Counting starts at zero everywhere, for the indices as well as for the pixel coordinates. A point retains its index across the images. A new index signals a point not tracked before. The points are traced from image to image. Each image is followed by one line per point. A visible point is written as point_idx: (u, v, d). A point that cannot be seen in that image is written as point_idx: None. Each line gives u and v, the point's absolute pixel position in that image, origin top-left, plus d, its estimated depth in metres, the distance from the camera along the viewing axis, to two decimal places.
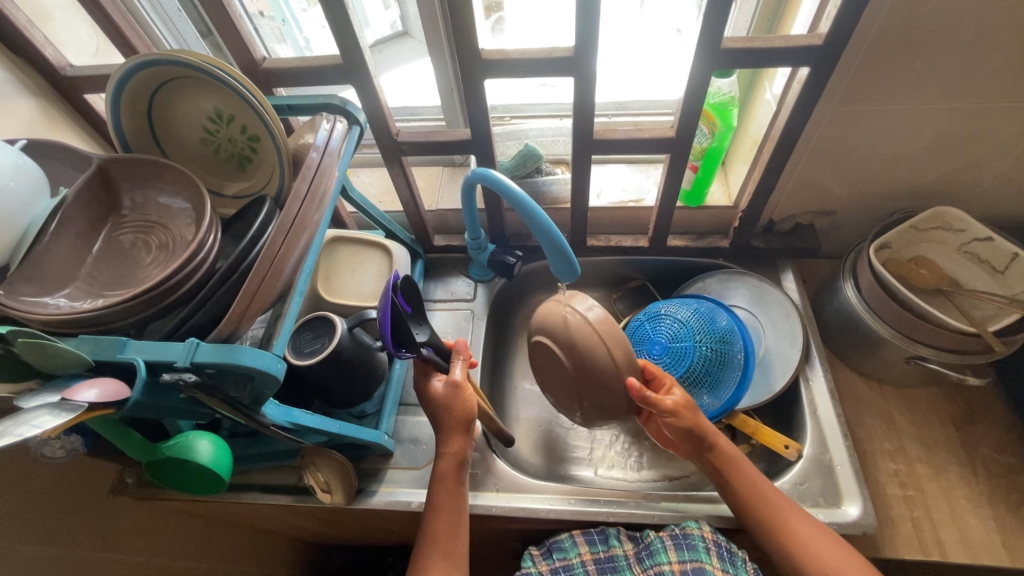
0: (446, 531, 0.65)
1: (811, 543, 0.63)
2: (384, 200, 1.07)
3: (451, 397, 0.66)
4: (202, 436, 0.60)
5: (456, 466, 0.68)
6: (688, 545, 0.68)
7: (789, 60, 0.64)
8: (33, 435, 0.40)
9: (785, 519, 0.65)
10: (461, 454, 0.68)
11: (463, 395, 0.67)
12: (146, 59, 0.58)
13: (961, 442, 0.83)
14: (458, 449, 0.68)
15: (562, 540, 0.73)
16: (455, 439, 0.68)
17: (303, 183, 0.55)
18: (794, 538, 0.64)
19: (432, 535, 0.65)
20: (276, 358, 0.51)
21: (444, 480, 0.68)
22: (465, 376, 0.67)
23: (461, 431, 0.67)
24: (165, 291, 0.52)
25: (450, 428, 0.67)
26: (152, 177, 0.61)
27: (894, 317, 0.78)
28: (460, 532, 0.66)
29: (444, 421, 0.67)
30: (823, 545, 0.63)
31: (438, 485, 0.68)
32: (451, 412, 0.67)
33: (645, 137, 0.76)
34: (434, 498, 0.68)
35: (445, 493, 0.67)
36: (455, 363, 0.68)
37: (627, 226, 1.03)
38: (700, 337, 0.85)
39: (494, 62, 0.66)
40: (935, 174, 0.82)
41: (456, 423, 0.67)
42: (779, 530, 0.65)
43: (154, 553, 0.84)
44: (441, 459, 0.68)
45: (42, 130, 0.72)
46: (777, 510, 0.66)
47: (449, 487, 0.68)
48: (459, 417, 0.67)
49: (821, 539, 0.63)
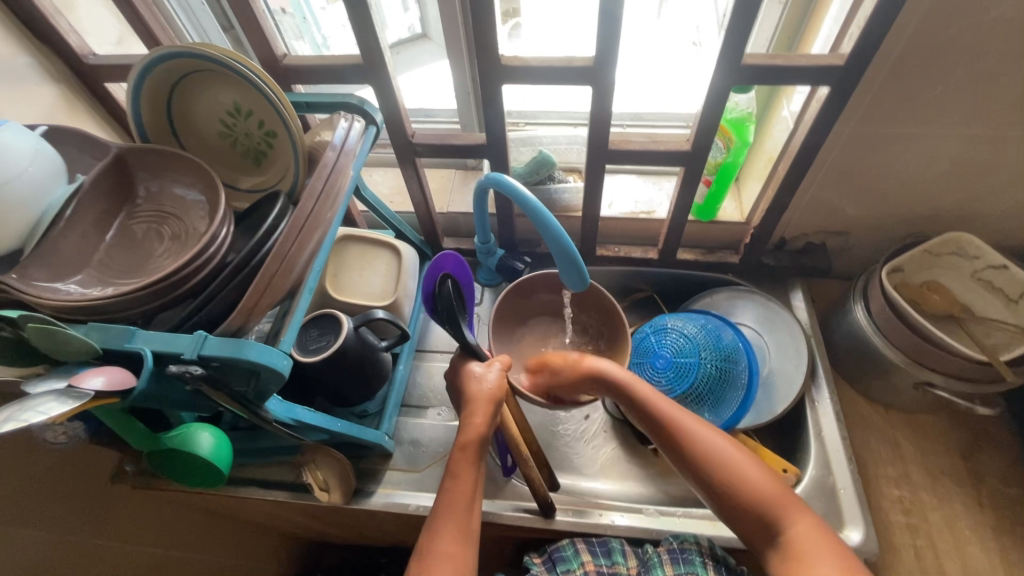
0: (459, 504, 0.58)
1: (713, 450, 0.60)
2: (395, 200, 1.07)
3: (482, 376, 0.65)
4: (204, 428, 0.60)
5: (482, 441, 0.62)
6: (684, 559, 0.67)
7: (810, 79, 0.64)
8: (38, 421, 0.39)
9: (683, 426, 0.62)
10: (486, 428, 0.62)
11: (492, 374, 0.65)
12: (169, 51, 0.58)
13: (967, 472, 0.82)
14: (484, 422, 0.62)
15: (564, 549, 0.71)
16: (482, 409, 0.63)
17: (319, 181, 0.55)
18: (697, 449, 0.60)
19: (446, 502, 0.59)
20: (283, 355, 0.51)
21: (465, 452, 0.61)
22: (506, 364, 0.66)
23: (488, 402, 0.63)
24: (178, 283, 0.52)
25: (476, 399, 0.64)
26: (169, 168, 0.61)
27: (906, 342, 0.77)
28: (475, 510, 0.59)
29: (475, 393, 0.64)
30: (725, 449, 0.60)
31: (459, 457, 0.61)
32: (483, 385, 0.64)
33: (660, 149, 0.76)
34: (452, 472, 0.61)
35: (465, 467, 0.61)
36: (494, 361, 0.67)
37: (638, 237, 1.03)
38: (705, 354, 0.85)
39: (513, 69, 0.66)
40: (950, 199, 0.82)
41: (484, 395, 0.63)
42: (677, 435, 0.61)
43: (150, 542, 0.84)
44: (463, 430, 0.62)
45: (61, 116, 0.73)
46: (680, 424, 0.62)
47: (469, 460, 0.61)
48: (488, 389, 0.64)
49: (725, 445, 0.60)
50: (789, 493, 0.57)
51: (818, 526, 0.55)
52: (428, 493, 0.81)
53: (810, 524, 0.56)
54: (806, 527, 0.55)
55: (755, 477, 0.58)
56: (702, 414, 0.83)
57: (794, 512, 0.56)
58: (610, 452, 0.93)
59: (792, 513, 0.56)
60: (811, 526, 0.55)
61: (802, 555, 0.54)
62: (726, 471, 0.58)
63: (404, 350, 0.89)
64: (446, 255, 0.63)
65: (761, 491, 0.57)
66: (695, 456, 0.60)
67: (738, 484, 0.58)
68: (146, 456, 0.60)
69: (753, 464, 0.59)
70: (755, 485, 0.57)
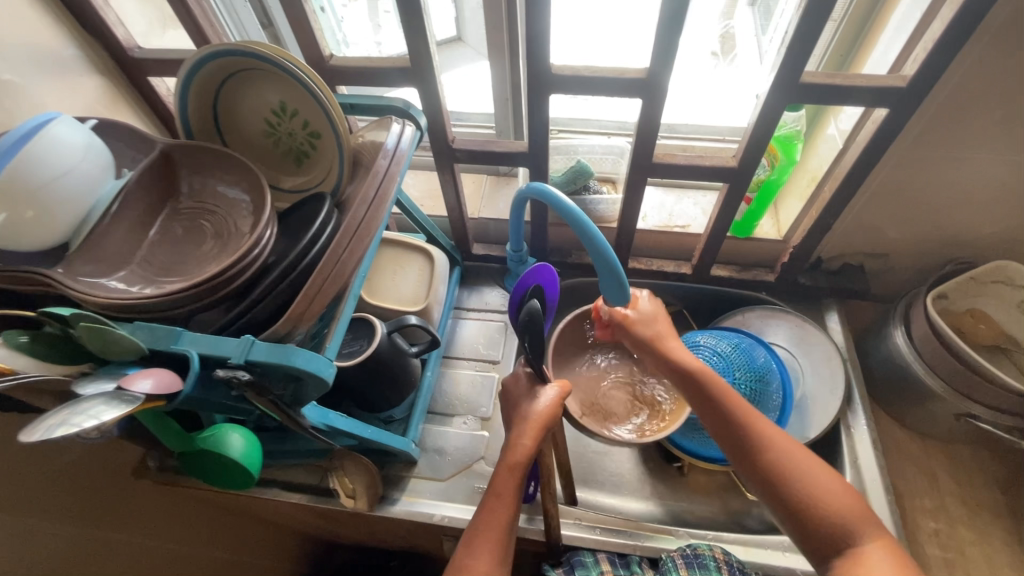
0: (496, 526, 0.57)
1: (786, 455, 0.57)
2: (426, 203, 1.06)
3: (539, 397, 0.60)
4: (235, 429, 0.59)
5: (527, 466, 0.58)
6: (699, 564, 0.67)
7: (870, 101, 0.62)
8: (90, 427, 0.38)
9: (756, 424, 0.59)
10: (532, 452, 0.57)
11: (550, 399, 0.59)
12: (221, 49, 0.58)
13: (1006, 507, 0.80)
14: (533, 446, 0.58)
15: (585, 556, 0.72)
16: (532, 431, 0.58)
17: (371, 188, 0.55)
18: (767, 448, 0.57)
19: (482, 522, 0.57)
20: (328, 363, 0.50)
21: (507, 474, 0.57)
22: (565, 393, 0.61)
23: (540, 425, 0.58)
24: (225, 282, 0.51)
25: (529, 421, 0.59)
26: (214, 166, 0.61)
27: (950, 372, 0.75)
28: (510, 536, 0.58)
29: (527, 413, 0.59)
30: (797, 453, 0.57)
31: (501, 478, 0.58)
32: (537, 407, 0.59)
33: (706, 165, 0.74)
34: (492, 492, 0.58)
35: (507, 489, 0.58)
36: (551, 385, 0.61)
37: (670, 251, 1.01)
38: (739, 374, 0.83)
39: (563, 78, 0.65)
40: (998, 227, 0.80)
41: (537, 418, 0.58)
42: (747, 432, 0.59)
43: (168, 538, 0.83)
44: (511, 451, 0.58)
45: (103, 108, 0.72)
46: (754, 423, 0.59)
47: (510, 484, 0.57)
48: (543, 413, 0.58)
49: (802, 453, 0.57)
50: (864, 511, 0.54)
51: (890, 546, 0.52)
52: (453, 503, 0.80)
53: (884, 546, 0.51)
54: (880, 547, 0.51)
55: (831, 488, 0.54)
56: None
57: (869, 531, 0.52)
58: (636, 468, 0.91)
59: (864, 530, 0.53)
60: (886, 547, 0.51)
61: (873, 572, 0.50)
62: (796, 478, 0.55)
63: (433, 356, 0.88)
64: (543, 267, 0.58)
65: (836, 503, 0.54)
66: (765, 454, 0.57)
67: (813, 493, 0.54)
68: (178, 457, 0.59)
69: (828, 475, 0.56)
70: (832, 496, 0.54)
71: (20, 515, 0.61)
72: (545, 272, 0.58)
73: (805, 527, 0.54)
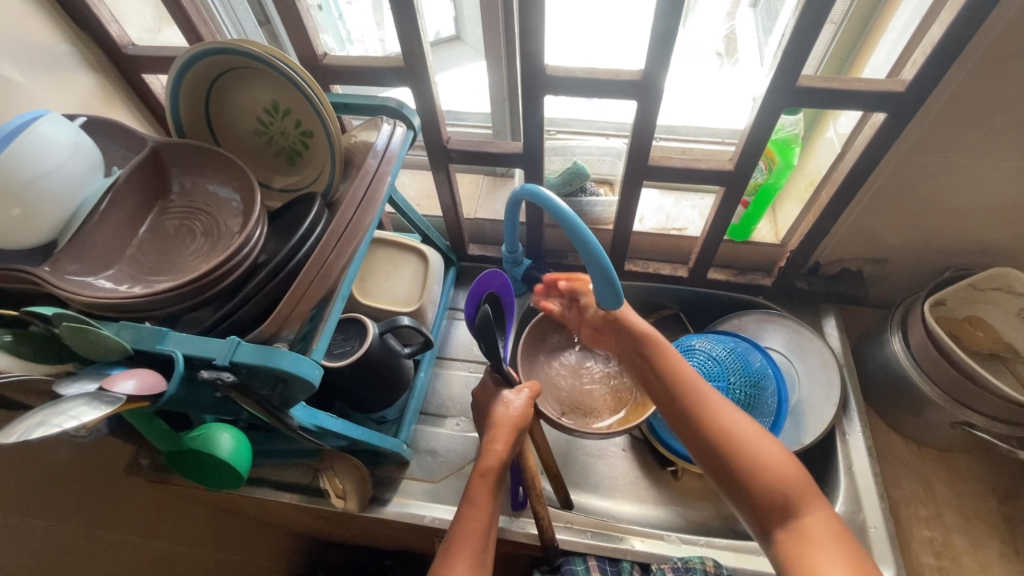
0: (473, 534, 0.57)
1: (732, 426, 0.57)
2: (422, 203, 1.05)
3: (508, 402, 0.64)
4: (224, 429, 0.58)
5: (501, 470, 0.60)
6: None
7: (868, 105, 0.61)
8: (71, 427, 0.38)
9: (705, 398, 0.60)
10: (506, 456, 0.60)
11: (520, 401, 0.64)
12: (212, 47, 0.57)
13: (1002, 517, 0.80)
14: (506, 450, 0.61)
15: (575, 562, 0.74)
16: (504, 436, 0.61)
17: (361, 188, 0.54)
18: (714, 419, 0.58)
19: (460, 528, 0.57)
20: (314, 365, 0.49)
21: (483, 480, 0.60)
22: (535, 393, 0.65)
23: (511, 430, 0.62)
24: (212, 283, 0.51)
25: (499, 426, 0.62)
26: (204, 165, 0.60)
27: (946, 380, 0.74)
28: (489, 541, 0.58)
29: (500, 419, 0.63)
30: (743, 423, 0.58)
31: (478, 483, 0.60)
32: (508, 412, 0.63)
33: (702, 167, 0.73)
34: (470, 498, 0.59)
35: (482, 495, 0.59)
36: (523, 387, 0.66)
37: (667, 254, 1.01)
38: (734, 379, 0.82)
39: (558, 79, 0.65)
40: (998, 234, 0.79)
41: (507, 423, 0.62)
42: (695, 405, 0.60)
43: (155, 535, 0.83)
44: (484, 456, 0.61)
45: (97, 105, 0.72)
46: (703, 397, 0.60)
47: (487, 488, 0.59)
48: (514, 416, 0.63)
49: (751, 426, 0.58)
50: (808, 481, 0.54)
51: (832, 517, 0.52)
52: (445, 505, 0.79)
53: (825, 518, 0.51)
54: (820, 518, 0.51)
55: (779, 465, 0.54)
56: None
57: (811, 502, 0.52)
58: (629, 472, 0.91)
59: (806, 501, 0.52)
60: (827, 519, 0.51)
61: (812, 543, 0.50)
62: (740, 447, 0.56)
63: (426, 358, 0.87)
64: (491, 274, 0.62)
65: (778, 471, 0.54)
66: (711, 423, 0.58)
67: (758, 469, 0.54)
68: (166, 455, 0.59)
69: (776, 448, 0.56)
70: (773, 466, 0.54)
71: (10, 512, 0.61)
72: (497, 276, 0.63)
73: (749, 500, 0.54)
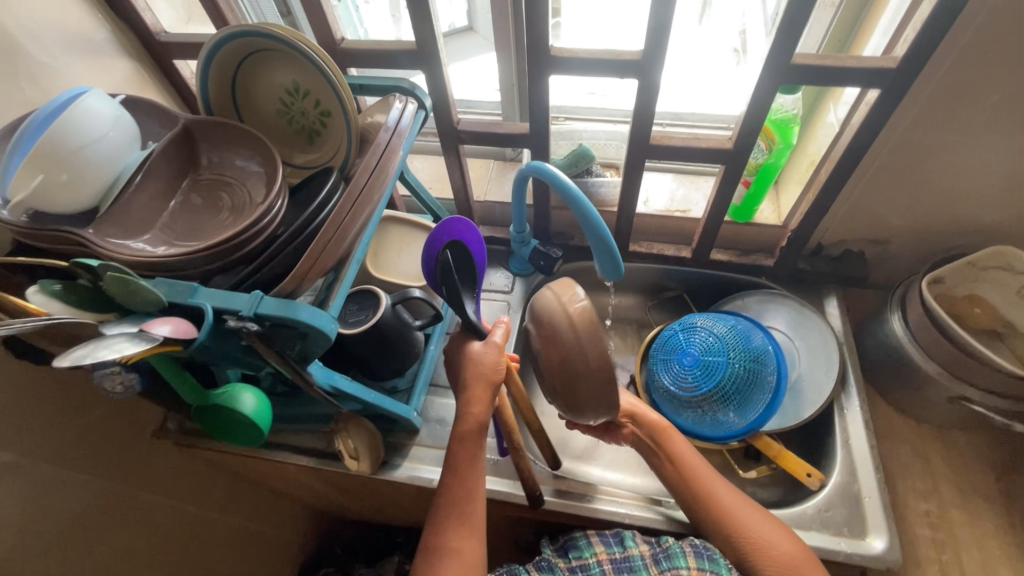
0: (458, 499, 0.64)
1: (734, 511, 0.68)
2: (435, 186, 1.10)
3: (480, 356, 0.64)
4: (247, 389, 0.63)
5: (478, 432, 0.64)
6: (708, 556, 0.65)
7: (862, 81, 0.63)
8: (111, 358, 0.43)
9: (710, 485, 0.70)
10: (483, 417, 0.63)
11: (492, 353, 0.64)
12: (239, 30, 0.62)
13: (1000, 492, 0.81)
14: (483, 412, 0.63)
15: (577, 538, 0.70)
16: (479, 397, 0.63)
17: (373, 156, 0.58)
18: (720, 506, 0.69)
19: (448, 496, 0.64)
20: (331, 319, 0.53)
21: (464, 444, 0.64)
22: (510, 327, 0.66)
23: (487, 386, 0.63)
24: (237, 246, 0.55)
25: (475, 383, 0.63)
26: (230, 140, 0.65)
27: (944, 355, 0.76)
28: (476, 499, 0.65)
29: (474, 375, 0.63)
30: (746, 511, 0.68)
31: (459, 449, 0.65)
32: (481, 365, 0.63)
33: (701, 146, 0.76)
34: (452, 463, 0.65)
35: (465, 459, 0.65)
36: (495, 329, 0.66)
37: (672, 235, 1.03)
38: (734, 354, 0.84)
39: (562, 59, 0.68)
40: (997, 216, 0.80)
41: (484, 378, 0.63)
42: (701, 494, 0.70)
43: (184, 497, 0.89)
44: (464, 421, 0.64)
45: (132, 89, 0.77)
46: (708, 485, 0.70)
47: (469, 450, 0.65)
48: (486, 371, 0.63)
49: (748, 508, 0.68)
50: (806, 556, 0.64)
51: None
52: None
53: None
54: None
55: (782, 545, 0.64)
56: (727, 414, 0.84)
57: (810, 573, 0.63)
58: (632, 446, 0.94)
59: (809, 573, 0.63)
60: None
61: None
62: (744, 528, 0.66)
63: (437, 331, 0.92)
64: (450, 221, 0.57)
65: (781, 550, 0.64)
66: (715, 510, 0.69)
67: (767, 553, 0.64)
68: (195, 410, 0.63)
69: (773, 527, 0.66)
70: (773, 545, 0.65)
71: (53, 459, 0.66)
72: (460, 221, 0.58)
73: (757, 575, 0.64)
